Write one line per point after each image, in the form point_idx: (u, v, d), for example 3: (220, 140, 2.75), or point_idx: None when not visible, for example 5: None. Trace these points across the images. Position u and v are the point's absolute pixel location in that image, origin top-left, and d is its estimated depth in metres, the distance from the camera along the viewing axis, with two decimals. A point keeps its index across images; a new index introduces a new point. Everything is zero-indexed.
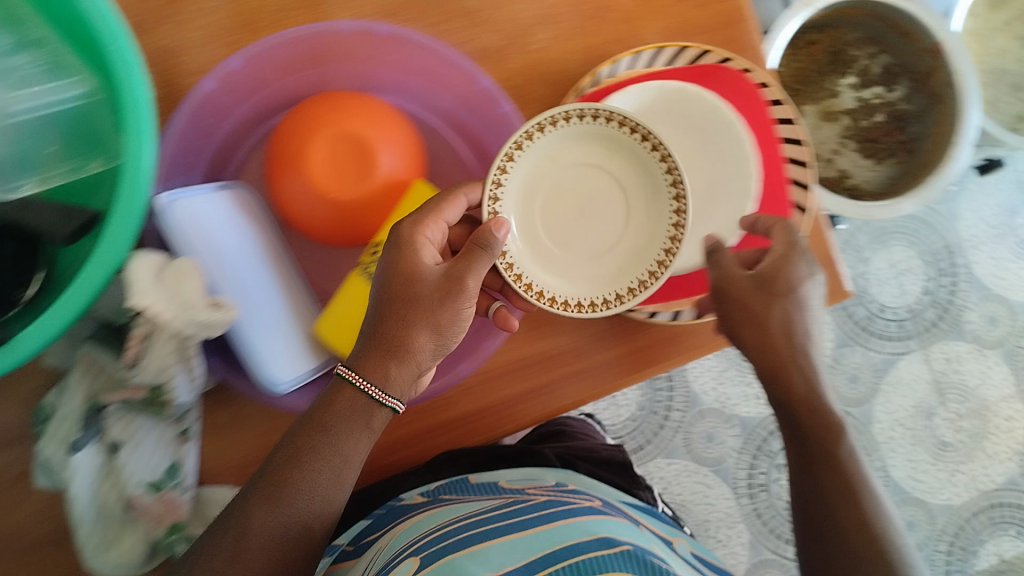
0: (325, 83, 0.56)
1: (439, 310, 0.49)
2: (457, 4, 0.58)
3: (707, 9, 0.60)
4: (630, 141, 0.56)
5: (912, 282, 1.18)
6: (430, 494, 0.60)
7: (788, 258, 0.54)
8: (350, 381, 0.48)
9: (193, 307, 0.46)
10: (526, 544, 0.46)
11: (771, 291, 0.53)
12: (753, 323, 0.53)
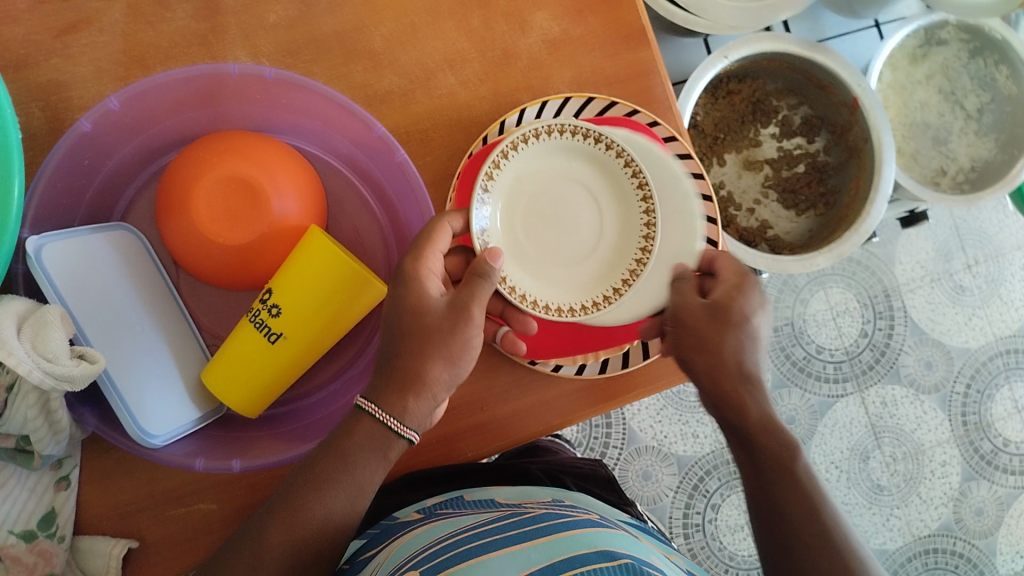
0: (219, 124, 0.56)
1: (450, 339, 0.48)
2: (363, 46, 0.57)
3: (617, 60, 0.59)
4: (585, 147, 0.56)
5: (849, 325, 1.17)
6: (425, 510, 0.56)
7: (743, 287, 0.51)
8: (370, 413, 0.47)
9: (53, 360, 0.44)
10: (524, 556, 0.43)
11: (725, 320, 0.49)
12: (704, 352, 0.49)
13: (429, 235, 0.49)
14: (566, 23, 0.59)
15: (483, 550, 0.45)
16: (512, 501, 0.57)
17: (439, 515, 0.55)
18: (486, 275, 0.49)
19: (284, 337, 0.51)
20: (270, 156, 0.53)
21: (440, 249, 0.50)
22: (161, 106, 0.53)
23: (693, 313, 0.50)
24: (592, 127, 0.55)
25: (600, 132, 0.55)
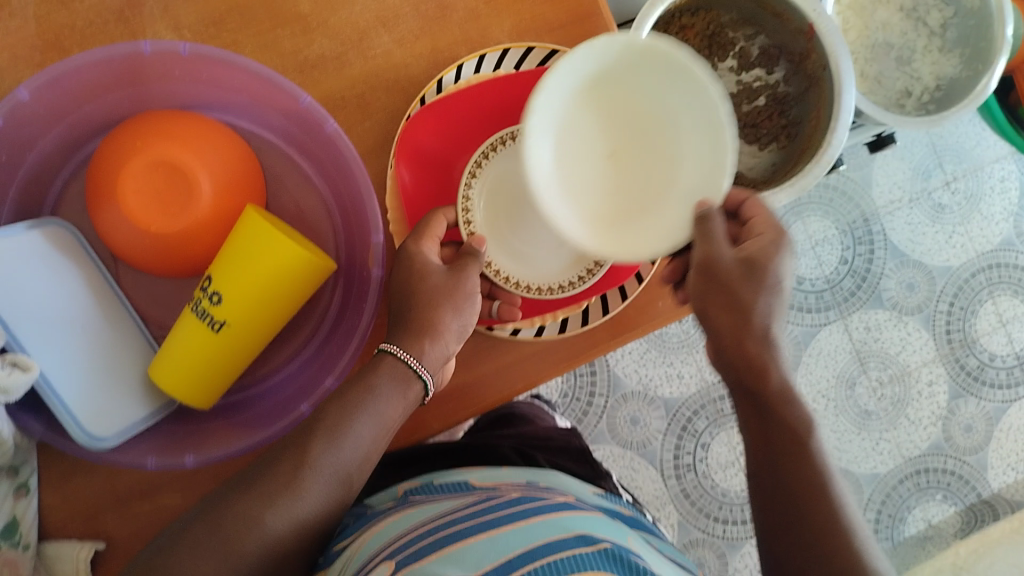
0: (142, 105, 0.53)
1: (456, 291, 0.50)
2: (289, 10, 0.54)
3: (559, 5, 0.56)
4: None
5: (829, 253, 1.16)
6: (400, 498, 0.56)
7: (779, 246, 0.50)
8: (392, 354, 0.49)
9: None
10: (503, 541, 0.42)
11: (760, 280, 0.49)
12: (732, 310, 0.49)
13: (425, 224, 0.52)
14: None
15: (460, 536, 0.44)
16: (485, 483, 0.56)
17: (411, 502, 0.54)
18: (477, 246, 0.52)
19: (228, 324, 0.49)
20: (198, 136, 0.50)
21: (434, 234, 0.52)
22: (78, 92, 0.50)
23: (727, 271, 0.49)
24: None
25: None
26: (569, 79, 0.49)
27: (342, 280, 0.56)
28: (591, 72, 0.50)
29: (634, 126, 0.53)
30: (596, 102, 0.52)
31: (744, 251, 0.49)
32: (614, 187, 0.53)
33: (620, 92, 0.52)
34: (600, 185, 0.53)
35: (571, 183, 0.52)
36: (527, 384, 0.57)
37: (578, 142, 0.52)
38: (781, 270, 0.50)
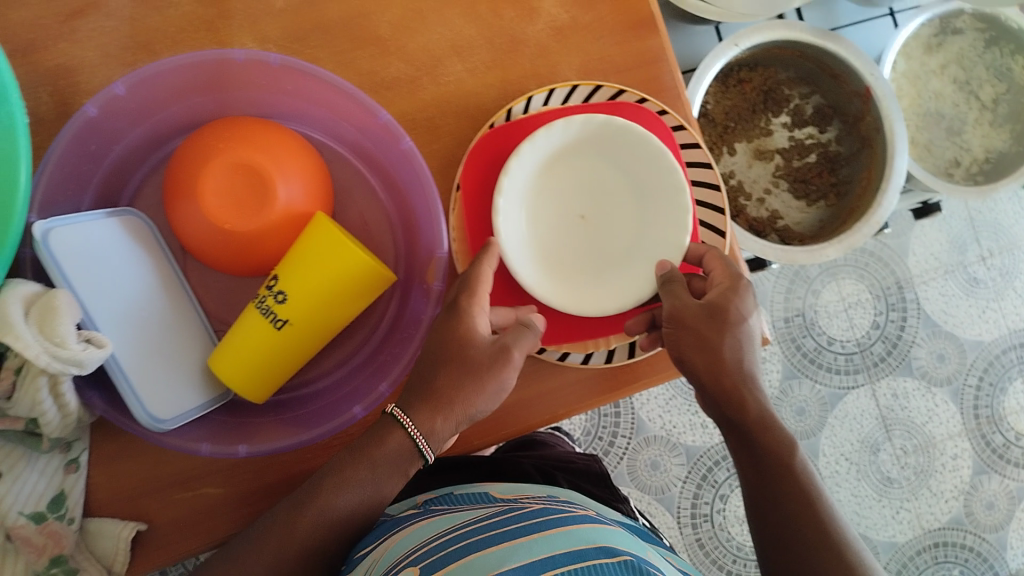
0: (225, 109, 0.56)
1: (486, 375, 0.49)
2: (368, 32, 0.57)
3: (624, 48, 0.59)
4: (606, 151, 0.56)
5: (861, 316, 1.17)
6: (421, 505, 0.57)
7: (737, 290, 0.50)
8: (400, 424, 0.48)
9: (63, 342, 0.44)
10: (525, 547, 0.42)
11: (723, 321, 0.50)
12: (704, 351, 0.50)
13: (482, 277, 0.51)
14: (574, 9, 0.58)
15: (482, 544, 0.44)
16: (506, 495, 0.57)
17: (434, 510, 0.55)
18: (533, 326, 0.51)
19: (291, 324, 0.52)
20: (276, 144, 0.53)
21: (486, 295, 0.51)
22: (167, 93, 0.53)
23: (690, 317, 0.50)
24: (601, 139, 0.55)
25: (611, 143, 0.55)
26: (537, 153, 0.55)
27: (398, 293, 0.58)
28: (559, 147, 0.56)
29: (610, 191, 0.58)
30: (568, 169, 0.57)
31: (709, 296, 0.51)
32: (586, 248, 0.58)
33: (585, 161, 0.57)
34: (575, 246, 0.58)
35: (536, 243, 0.56)
36: (569, 411, 0.57)
37: (557, 203, 0.58)
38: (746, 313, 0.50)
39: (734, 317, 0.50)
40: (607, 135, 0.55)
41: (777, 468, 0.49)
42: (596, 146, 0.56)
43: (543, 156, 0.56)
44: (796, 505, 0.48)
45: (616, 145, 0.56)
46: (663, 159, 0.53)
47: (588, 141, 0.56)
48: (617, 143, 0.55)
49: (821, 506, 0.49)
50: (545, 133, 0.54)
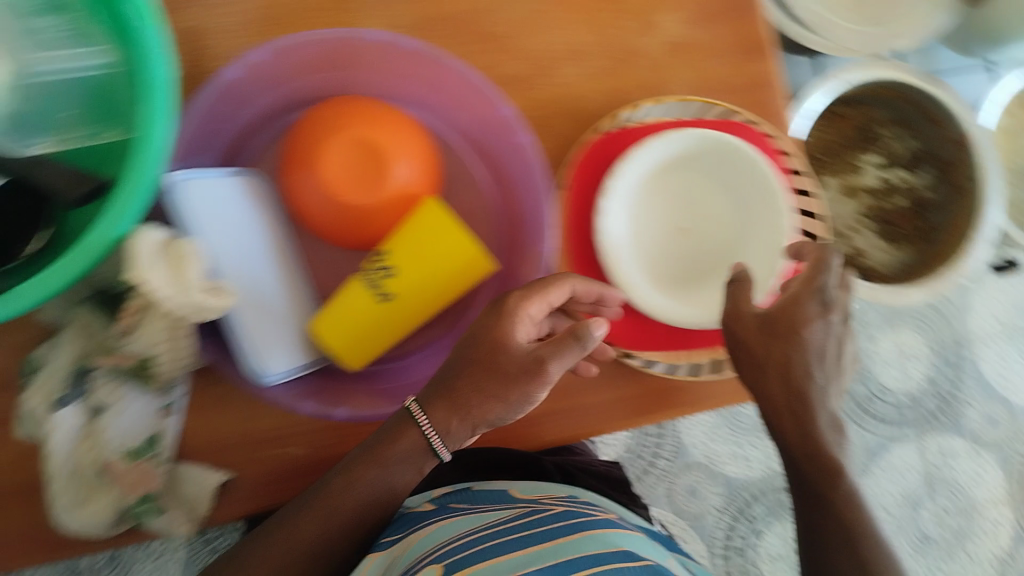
0: (346, 86, 0.56)
1: (510, 385, 0.49)
2: (489, 28, 0.58)
3: (737, 70, 0.59)
4: (716, 166, 0.58)
5: (916, 368, 1.16)
6: (437, 502, 0.60)
7: (797, 299, 0.49)
8: (415, 420, 0.50)
9: (190, 291, 0.46)
10: (551, 549, 0.45)
11: (775, 334, 0.49)
12: (754, 365, 0.50)
13: (548, 283, 0.50)
14: (691, 26, 0.59)
15: (508, 546, 0.47)
16: (528, 494, 0.59)
17: (453, 508, 0.58)
18: (581, 339, 0.48)
19: (396, 297, 0.54)
20: (395, 127, 0.55)
21: (547, 301, 0.50)
22: (296, 66, 0.53)
23: (742, 323, 0.50)
24: (711, 154, 0.57)
25: (722, 158, 0.57)
26: (650, 160, 0.56)
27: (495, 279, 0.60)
28: (669, 156, 0.57)
29: (715, 205, 0.59)
30: (676, 179, 0.59)
31: (768, 309, 0.50)
32: (685, 258, 0.59)
33: (694, 173, 0.59)
34: (674, 256, 0.59)
35: (642, 246, 0.58)
36: (590, 432, 0.56)
37: (660, 210, 0.59)
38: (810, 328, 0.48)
39: (788, 332, 0.48)
40: (718, 151, 0.57)
41: (837, 501, 0.50)
42: (707, 160, 0.58)
43: (656, 163, 0.57)
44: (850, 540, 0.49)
45: (725, 162, 0.57)
46: (770, 182, 0.55)
47: (698, 154, 0.57)
48: (727, 161, 0.57)
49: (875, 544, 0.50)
50: (658, 142, 0.56)
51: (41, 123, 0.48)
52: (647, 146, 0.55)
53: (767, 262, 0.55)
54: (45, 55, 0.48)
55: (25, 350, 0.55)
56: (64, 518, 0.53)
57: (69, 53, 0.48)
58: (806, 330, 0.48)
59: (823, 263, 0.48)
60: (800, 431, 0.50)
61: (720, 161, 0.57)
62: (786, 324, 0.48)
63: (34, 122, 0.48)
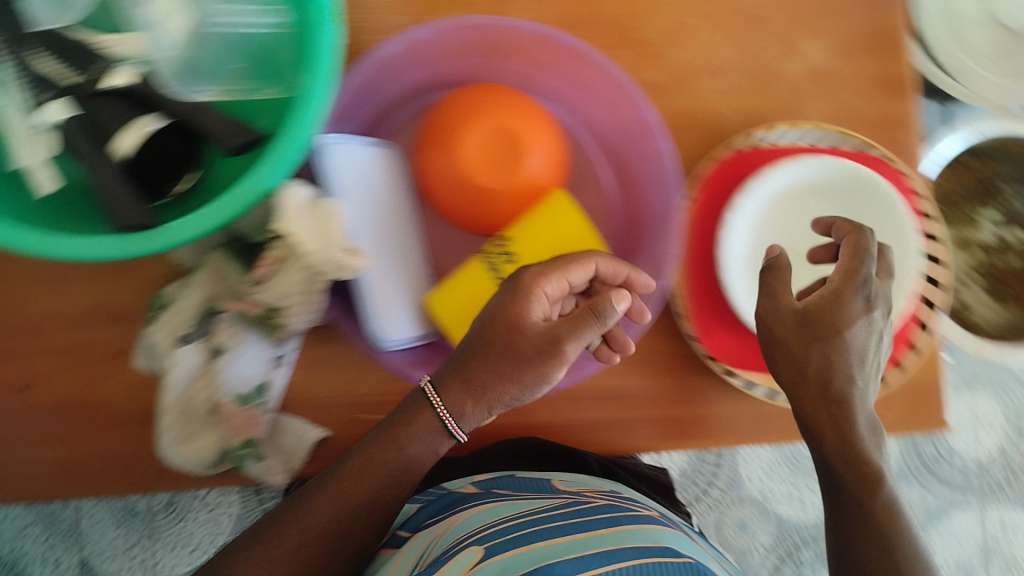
0: (489, 72, 0.57)
1: (527, 365, 0.49)
2: (633, 33, 0.58)
3: (874, 105, 0.59)
4: (844, 201, 0.58)
5: (988, 437, 1.14)
6: (482, 486, 0.61)
7: (841, 296, 0.48)
8: (428, 401, 0.50)
9: (331, 247, 0.49)
10: (589, 540, 0.47)
11: (814, 334, 0.48)
12: (792, 367, 0.49)
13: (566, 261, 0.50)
14: (834, 56, 0.59)
15: (548, 534, 0.48)
16: (569, 487, 0.60)
17: (495, 494, 0.59)
18: (598, 315, 0.49)
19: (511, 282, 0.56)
20: (535, 119, 0.56)
21: (563, 280, 0.50)
22: (448, 49, 0.55)
23: (780, 323, 0.49)
24: (842, 186, 0.57)
25: (852, 192, 0.57)
26: (782, 182, 0.57)
27: None
28: (797, 184, 0.57)
29: None
30: (802, 208, 0.58)
31: (806, 305, 0.49)
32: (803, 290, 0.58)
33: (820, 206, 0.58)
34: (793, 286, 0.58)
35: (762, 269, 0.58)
36: (655, 441, 0.61)
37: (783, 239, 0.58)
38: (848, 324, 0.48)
39: (830, 331, 0.48)
40: (848, 185, 0.57)
41: (870, 507, 0.47)
42: (836, 193, 0.58)
43: (789, 186, 0.57)
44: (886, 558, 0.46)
45: (855, 197, 0.57)
46: (899, 217, 0.55)
47: (827, 185, 0.58)
48: (856, 195, 0.57)
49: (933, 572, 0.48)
50: (792, 165, 0.56)
51: (211, 72, 0.52)
52: (779, 168, 0.56)
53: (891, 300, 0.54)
54: (227, 9, 0.51)
55: (153, 286, 0.59)
56: (170, 450, 0.56)
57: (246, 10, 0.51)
58: (848, 331, 0.48)
59: (863, 253, 0.48)
60: (837, 434, 0.48)
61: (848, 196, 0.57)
62: (829, 325, 0.48)
63: (205, 71, 0.52)
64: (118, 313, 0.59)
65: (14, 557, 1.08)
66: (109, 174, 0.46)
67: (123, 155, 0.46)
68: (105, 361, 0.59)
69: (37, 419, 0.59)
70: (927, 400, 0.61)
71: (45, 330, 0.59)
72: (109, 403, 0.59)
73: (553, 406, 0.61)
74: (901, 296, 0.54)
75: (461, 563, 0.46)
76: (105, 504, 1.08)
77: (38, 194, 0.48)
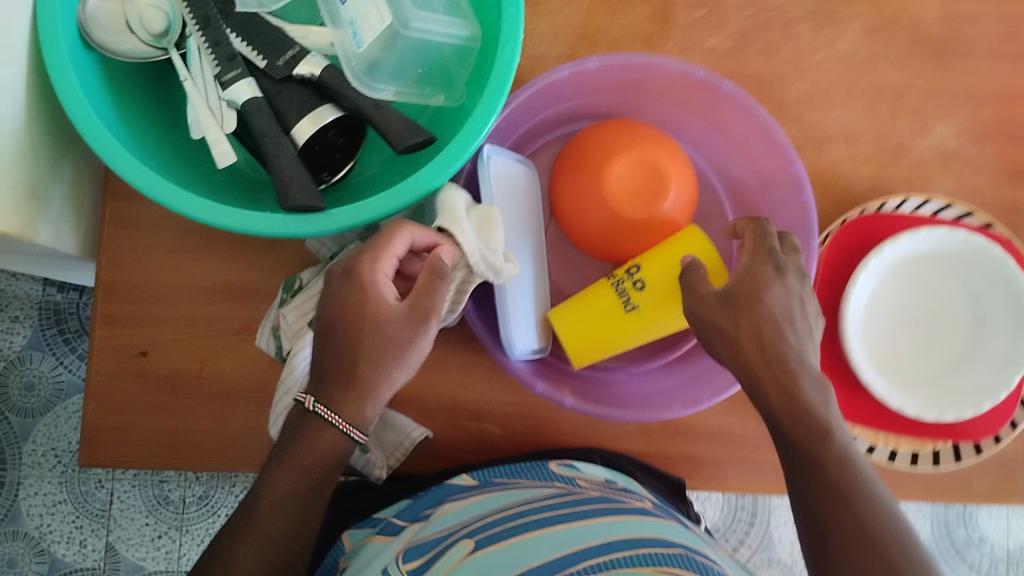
0: (638, 108, 0.61)
1: (405, 346, 0.47)
2: (776, 92, 0.61)
3: (996, 189, 0.62)
4: (961, 273, 0.60)
5: (1020, 528, 1.11)
6: (481, 476, 0.59)
7: (752, 271, 0.50)
8: (327, 421, 0.46)
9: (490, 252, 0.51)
10: (574, 534, 0.48)
11: (738, 307, 0.49)
12: (726, 341, 0.49)
13: (386, 236, 0.47)
14: (963, 137, 0.62)
15: (540, 524, 0.49)
16: (566, 474, 0.58)
17: (495, 484, 0.58)
18: (443, 273, 0.47)
19: (637, 310, 0.56)
20: (679, 158, 0.59)
21: (395, 253, 0.47)
22: (609, 84, 0.58)
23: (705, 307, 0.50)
24: (963, 259, 0.59)
25: (972, 266, 0.59)
26: (911, 249, 0.59)
27: None
28: (921, 251, 0.60)
29: (946, 310, 0.61)
30: (917, 276, 0.61)
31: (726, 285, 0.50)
32: (910, 352, 0.60)
33: (935, 275, 0.61)
34: (900, 348, 0.60)
35: (873, 328, 0.60)
36: (751, 487, 0.63)
37: (894, 302, 0.61)
38: (773, 295, 0.49)
39: (752, 302, 0.48)
40: (969, 259, 0.59)
41: (825, 468, 0.45)
42: (954, 265, 0.60)
43: (914, 252, 0.59)
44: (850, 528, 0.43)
45: (974, 271, 0.60)
46: (1019, 297, 0.58)
47: (948, 257, 0.60)
48: (974, 270, 0.60)
49: (902, 547, 0.43)
50: (925, 233, 0.58)
51: (393, 73, 0.54)
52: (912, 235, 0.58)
53: (1002, 374, 0.57)
54: (425, 15, 0.53)
55: (289, 269, 0.61)
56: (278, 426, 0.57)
57: (443, 20, 0.53)
58: (768, 296, 0.49)
59: (764, 233, 0.51)
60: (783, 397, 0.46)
61: (965, 269, 0.60)
62: (746, 296, 0.49)
63: (388, 72, 0.54)
64: (249, 293, 0.61)
65: (39, 533, 0.99)
66: (287, 157, 0.50)
67: (302, 142, 0.51)
68: (229, 339, 0.61)
69: (151, 385, 0.61)
70: (1014, 472, 0.62)
71: (175, 299, 0.61)
72: (227, 378, 0.61)
73: (652, 437, 0.62)
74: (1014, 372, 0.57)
75: (454, 556, 0.47)
76: (138, 489, 1.01)
77: (216, 165, 0.52)
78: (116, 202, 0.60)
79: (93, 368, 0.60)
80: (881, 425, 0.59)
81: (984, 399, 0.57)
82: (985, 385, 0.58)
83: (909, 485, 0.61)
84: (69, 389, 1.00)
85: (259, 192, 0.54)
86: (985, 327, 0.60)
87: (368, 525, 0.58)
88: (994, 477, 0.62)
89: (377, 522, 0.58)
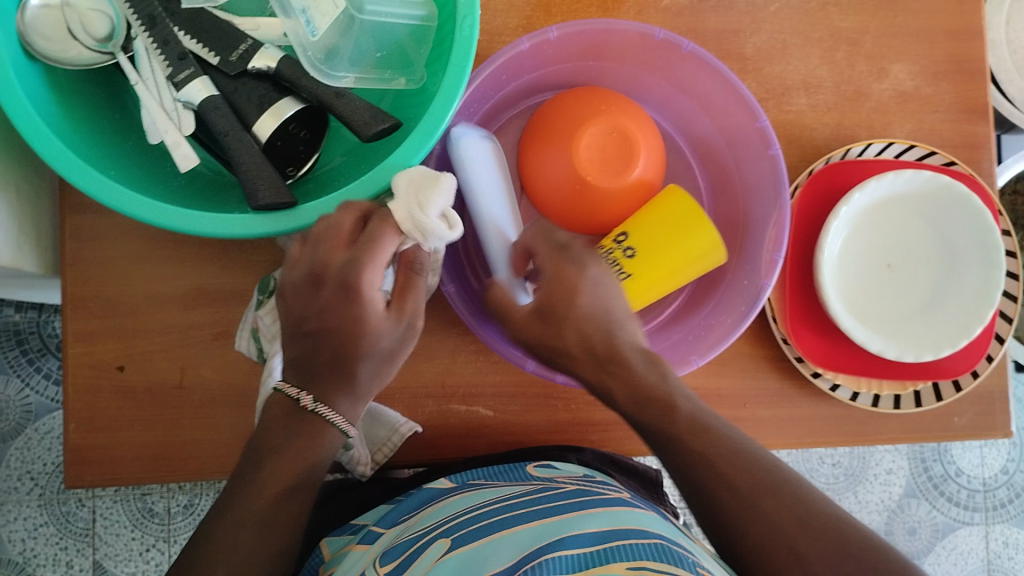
0: (600, 75, 0.61)
1: (389, 359, 0.47)
2: (734, 48, 0.61)
3: (954, 127, 0.63)
4: (929, 214, 0.61)
5: (994, 457, 1.13)
6: (458, 480, 0.58)
7: (557, 277, 0.50)
8: (325, 420, 0.46)
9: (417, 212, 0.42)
10: (552, 528, 0.46)
11: (556, 318, 0.48)
12: (561, 358, 0.49)
13: (373, 245, 0.43)
14: (920, 78, 0.63)
15: (515, 523, 0.48)
16: (542, 473, 0.57)
17: (472, 486, 0.57)
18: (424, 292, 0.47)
19: (630, 278, 0.55)
20: (647, 120, 0.59)
21: (384, 262, 0.43)
22: (570, 52, 0.58)
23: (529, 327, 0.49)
24: (931, 200, 0.60)
25: (940, 206, 0.61)
26: (879, 192, 0.60)
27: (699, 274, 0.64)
28: (889, 194, 0.60)
29: (917, 251, 0.62)
30: (887, 220, 0.62)
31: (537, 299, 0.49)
32: (884, 295, 0.61)
33: (905, 217, 0.62)
34: (876, 293, 0.61)
35: (847, 275, 0.61)
36: None
37: (866, 247, 0.62)
38: (586, 301, 0.49)
39: (568, 312, 0.48)
40: (936, 199, 0.60)
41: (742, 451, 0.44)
42: (923, 206, 0.61)
43: (883, 195, 0.60)
44: (787, 507, 0.43)
45: (942, 211, 0.61)
46: (987, 233, 0.59)
47: (915, 198, 0.61)
48: (941, 210, 0.61)
49: None
50: (892, 177, 0.59)
51: (353, 59, 0.53)
52: (879, 179, 0.59)
53: (975, 310, 0.59)
54: None
55: (262, 268, 0.60)
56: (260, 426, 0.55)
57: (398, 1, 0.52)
58: (581, 301, 0.49)
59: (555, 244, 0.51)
60: (633, 392, 0.47)
61: (934, 208, 0.61)
62: (562, 306, 0.49)
63: (347, 58, 0.53)
64: (221, 296, 0.60)
65: (23, 559, 0.97)
66: (252, 154, 0.48)
67: (265, 138, 0.50)
68: (206, 344, 0.60)
69: (130, 400, 0.59)
70: (991, 404, 0.63)
71: (145, 309, 0.59)
72: (212, 384, 0.60)
73: None
74: (986, 307, 0.58)
75: (428, 558, 0.45)
76: (121, 504, 0.99)
77: (180, 172, 0.50)
78: (75, 216, 0.58)
79: (68, 387, 0.59)
80: (870, 374, 0.60)
81: (960, 336, 0.58)
82: (959, 322, 0.59)
83: (891, 426, 0.63)
84: (39, 410, 0.98)
85: (224, 192, 0.53)
86: (955, 264, 0.61)
87: (348, 533, 0.56)
88: (973, 410, 0.63)
89: (356, 530, 0.56)
